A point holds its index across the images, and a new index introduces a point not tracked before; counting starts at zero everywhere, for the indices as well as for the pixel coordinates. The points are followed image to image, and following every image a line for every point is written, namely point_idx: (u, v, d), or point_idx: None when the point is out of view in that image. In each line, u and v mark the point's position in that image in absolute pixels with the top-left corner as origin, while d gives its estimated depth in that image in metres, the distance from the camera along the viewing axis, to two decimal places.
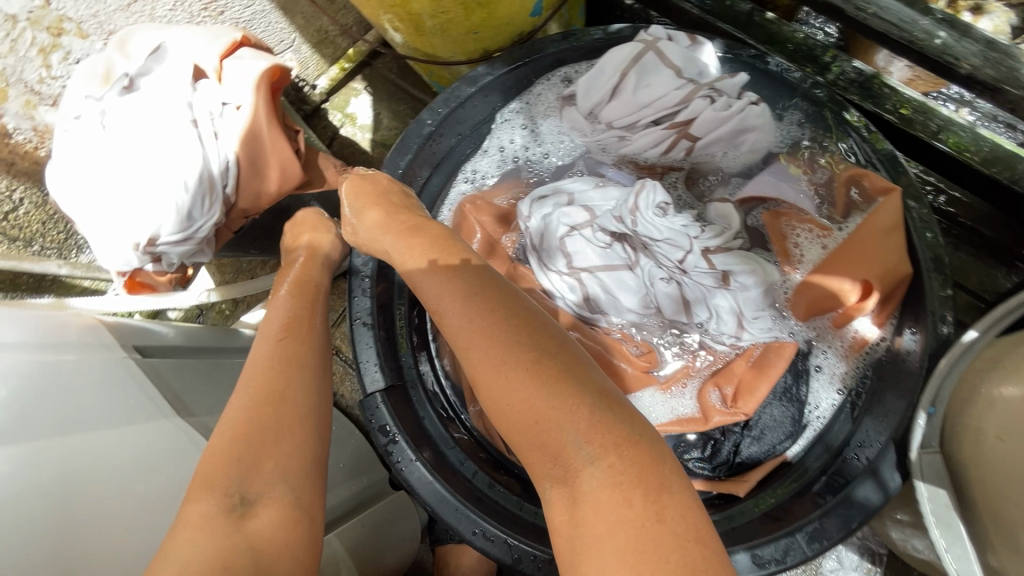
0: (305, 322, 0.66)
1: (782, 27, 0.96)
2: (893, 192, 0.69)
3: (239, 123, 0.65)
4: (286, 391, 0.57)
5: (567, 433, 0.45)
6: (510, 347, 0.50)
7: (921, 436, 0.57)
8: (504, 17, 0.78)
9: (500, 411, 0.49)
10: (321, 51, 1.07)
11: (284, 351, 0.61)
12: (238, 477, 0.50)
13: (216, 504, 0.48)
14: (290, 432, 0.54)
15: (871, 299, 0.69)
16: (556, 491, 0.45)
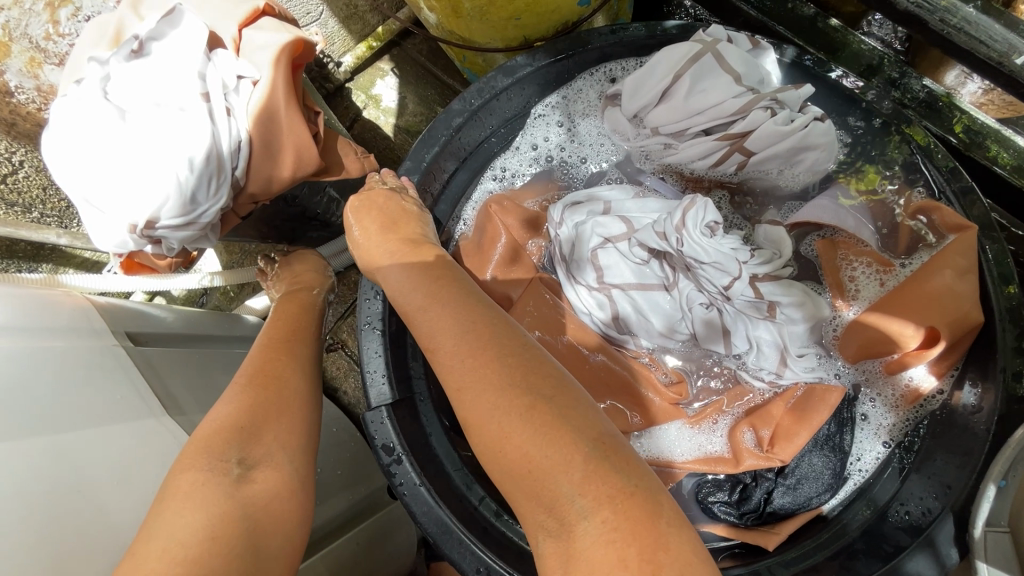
0: (302, 339, 0.67)
1: (847, 36, 0.88)
2: (968, 230, 0.62)
3: (254, 100, 0.59)
4: (282, 399, 0.54)
5: (560, 482, 0.39)
6: (501, 386, 0.45)
7: (987, 513, 0.51)
8: (550, 3, 0.71)
9: (489, 459, 0.44)
10: (349, 27, 1.00)
11: (285, 356, 0.61)
12: (235, 447, 0.47)
13: (210, 469, 0.44)
14: (290, 413, 0.53)
15: (935, 348, 0.61)
16: (549, 545, 0.39)
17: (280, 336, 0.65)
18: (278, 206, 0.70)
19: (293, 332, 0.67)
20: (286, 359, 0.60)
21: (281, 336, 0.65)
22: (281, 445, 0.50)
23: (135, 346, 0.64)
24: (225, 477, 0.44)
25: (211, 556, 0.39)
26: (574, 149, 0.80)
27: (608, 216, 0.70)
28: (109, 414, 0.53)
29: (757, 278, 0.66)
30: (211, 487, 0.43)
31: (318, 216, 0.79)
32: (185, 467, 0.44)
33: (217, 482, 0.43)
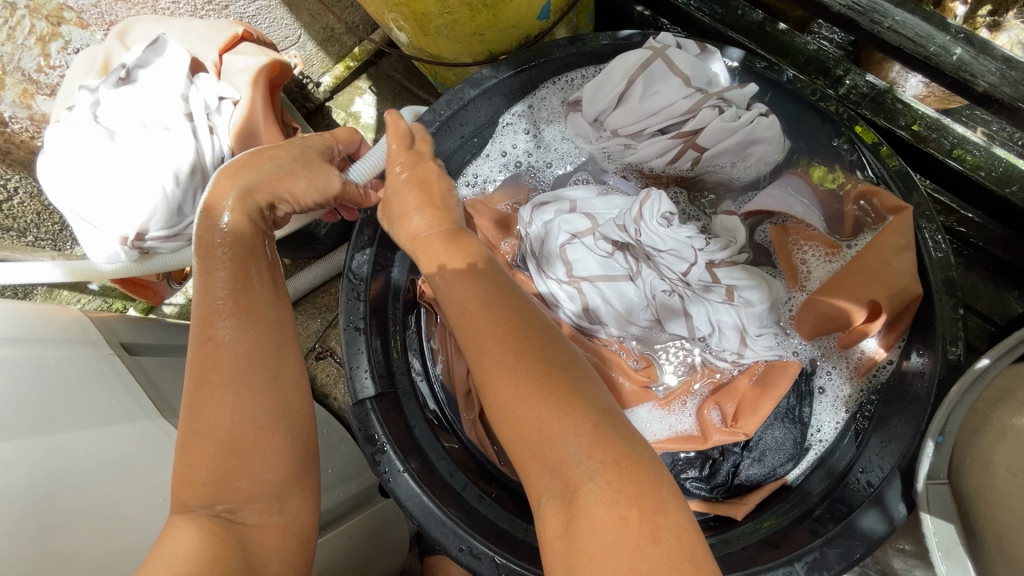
0: (246, 315, 0.44)
1: (793, 38, 0.95)
2: (905, 211, 0.67)
3: (234, 118, 0.64)
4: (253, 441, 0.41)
5: (570, 444, 0.41)
6: (519, 354, 0.46)
7: (928, 467, 0.56)
8: (510, 18, 0.76)
9: (501, 420, 0.45)
10: (327, 49, 1.06)
11: (217, 374, 0.41)
12: (217, 486, 0.40)
13: (196, 509, 0.39)
14: (264, 442, 0.42)
15: (878, 321, 0.66)
16: (551, 506, 0.40)
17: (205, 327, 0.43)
18: None
19: (240, 307, 0.44)
20: (218, 378, 0.42)
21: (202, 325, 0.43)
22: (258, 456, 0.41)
23: (130, 355, 0.68)
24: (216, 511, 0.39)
25: None
26: (541, 154, 0.85)
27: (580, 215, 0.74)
28: (107, 416, 0.56)
29: (711, 261, 0.71)
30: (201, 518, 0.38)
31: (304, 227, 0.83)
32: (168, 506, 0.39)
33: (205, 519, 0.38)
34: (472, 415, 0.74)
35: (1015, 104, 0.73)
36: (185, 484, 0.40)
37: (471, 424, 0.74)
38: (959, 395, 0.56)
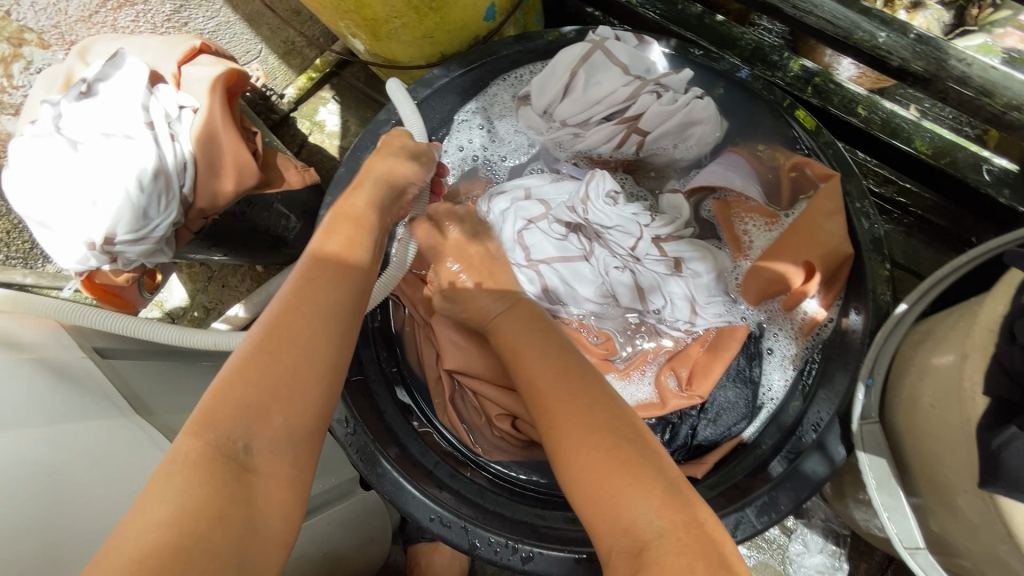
0: (328, 319, 0.48)
1: (731, 29, 1.01)
2: (834, 177, 0.72)
3: (195, 125, 0.68)
4: (289, 370, 0.44)
5: (637, 500, 0.42)
6: (589, 419, 0.48)
7: (861, 408, 0.60)
8: (457, 21, 0.81)
9: (568, 479, 0.46)
10: (289, 62, 1.09)
11: (302, 320, 0.47)
12: (248, 423, 0.41)
13: (217, 446, 0.40)
14: (307, 384, 0.44)
15: (814, 280, 0.71)
16: (620, 559, 0.41)
17: (295, 312, 0.47)
18: (227, 221, 0.75)
19: (329, 309, 0.49)
20: (291, 357, 0.45)
21: (290, 313, 0.47)
22: (283, 429, 0.42)
23: (103, 358, 0.70)
24: (231, 458, 0.40)
25: (207, 531, 0.35)
26: (496, 148, 0.89)
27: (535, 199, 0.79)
28: (80, 410, 0.58)
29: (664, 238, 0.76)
30: (215, 463, 0.39)
31: (272, 231, 0.85)
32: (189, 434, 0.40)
33: (221, 464, 0.39)
34: (442, 397, 0.76)
35: (929, 77, 0.80)
36: (223, 403, 0.42)
37: (441, 407, 0.76)
38: (881, 337, 0.60)
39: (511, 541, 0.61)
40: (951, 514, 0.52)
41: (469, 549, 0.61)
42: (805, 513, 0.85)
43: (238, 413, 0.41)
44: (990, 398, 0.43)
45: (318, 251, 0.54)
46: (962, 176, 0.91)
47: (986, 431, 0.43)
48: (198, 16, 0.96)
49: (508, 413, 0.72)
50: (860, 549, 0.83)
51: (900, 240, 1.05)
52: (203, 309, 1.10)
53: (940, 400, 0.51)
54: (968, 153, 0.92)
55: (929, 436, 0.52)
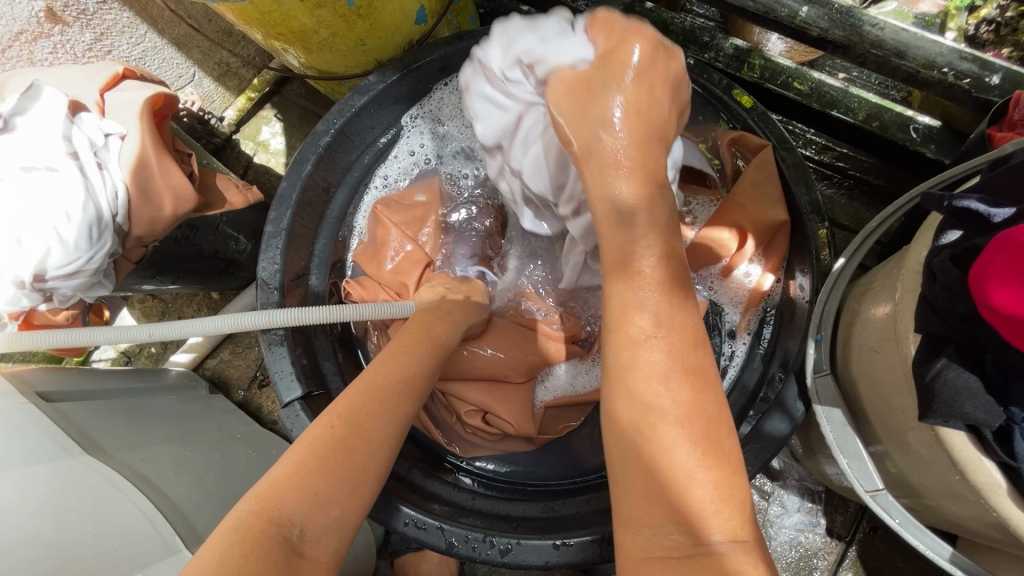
0: (396, 429, 0.52)
1: (661, 14, 1.02)
2: (766, 148, 0.74)
3: (126, 153, 0.66)
4: (354, 457, 0.47)
5: (682, 464, 0.38)
6: (699, 403, 0.40)
7: (813, 362, 0.62)
8: (386, 26, 0.80)
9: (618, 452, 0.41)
10: (225, 83, 1.08)
11: (379, 410, 0.51)
12: (307, 508, 0.43)
13: (272, 528, 0.41)
14: (363, 469, 0.47)
15: (747, 244, 0.74)
16: (666, 545, 0.37)
17: (373, 411, 0.50)
18: (171, 246, 0.74)
19: (400, 422, 0.52)
20: (359, 459, 0.47)
21: (367, 408, 0.51)
22: (332, 522, 0.44)
23: (48, 403, 0.67)
24: (285, 539, 0.41)
25: None
26: (447, 151, 0.90)
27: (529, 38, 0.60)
28: (28, 456, 0.55)
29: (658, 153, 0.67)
30: (266, 537, 0.40)
31: (222, 254, 0.84)
32: (252, 514, 0.41)
33: (277, 547, 0.40)
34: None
35: (847, 44, 0.84)
36: (289, 485, 0.43)
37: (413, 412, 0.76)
38: (824, 294, 0.62)
39: (488, 535, 0.60)
40: (905, 453, 0.54)
41: (447, 547, 0.60)
42: (780, 475, 0.87)
43: (305, 498, 0.43)
44: (922, 334, 0.46)
45: (395, 353, 0.59)
46: (889, 136, 0.95)
47: (922, 366, 0.45)
48: (124, 42, 0.91)
49: (478, 408, 0.72)
50: (835, 503, 0.86)
51: (842, 204, 1.08)
52: (160, 344, 1.07)
53: (882, 344, 0.53)
54: (893, 115, 0.95)
55: (879, 380, 0.54)
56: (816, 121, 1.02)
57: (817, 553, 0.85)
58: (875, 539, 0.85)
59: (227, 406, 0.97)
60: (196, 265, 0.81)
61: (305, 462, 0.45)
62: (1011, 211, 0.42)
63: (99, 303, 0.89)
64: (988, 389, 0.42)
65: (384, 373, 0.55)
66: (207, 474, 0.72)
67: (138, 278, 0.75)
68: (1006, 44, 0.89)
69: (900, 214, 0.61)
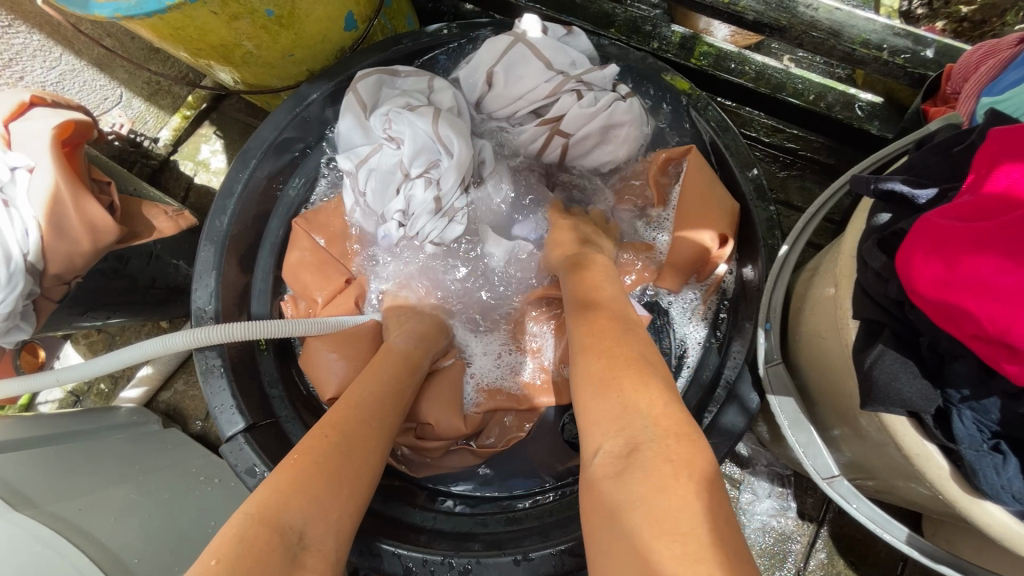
0: (381, 445, 0.52)
1: (602, 6, 1.00)
2: (691, 150, 0.77)
3: (34, 187, 0.62)
4: (349, 465, 0.47)
5: (605, 387, 0.45)
6: (618, 349, 0.48)
7: (764, 351, 0.62)
8: (314, 35, 0.77)
9: (592, 387, 0.46)
10: (157, 103, 1.03)
11: (370, 424, 0.52)
12: (308, 517, 0.42)
13: (277, 537, 0.39)
14: (357, 480, 0.47)
15: (727, 246, 0.73)
16: (606, 457, 0.41)
17: (365, 429, 0.51)
18: (98, 280, 0.69)
19: (383, 436, 0.53)
20: (353, 469, 0.47)
21: (356, 422, 0.51)
22: (332, 528, 0.43)
23: None
24: (287, 547, 0.39)
25: None
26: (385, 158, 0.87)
27: (403, 111, 0.73)
28: None
29: (457, 154, 0.73)
30: (267, 545, 0.39)
31: (161, 282, 0.79)
32: (254, 525, 0.40)
33: (279, 556, 0.38)
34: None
35: (782, 25, 0.83)
36: (289, 495, 0.42)
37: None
38: (770, 282, 0.62)
39: (447, 557, 0.58)
40: (858, 438, 0.54)
41: (405, 573, 0.58)
42: (749, 462, 0.87)
43: (307, 505, 0.42)
44: (860, 321, 0.45)
45: (378, 368, 0.60)
46: (834, 116, 0.95)
47: (859, 352, 0.44)
48: (37, 66, 0.85)
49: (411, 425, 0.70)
50: (804, 485, 0.86)
51: (796, 184, 1.06)
52: (110, 380, 1.02)
53: (828, 330, 0.53)
54: (837, 94, 0.96)
55: (829, 368, 0.54)
56: (762, 106, 1.02)
57: (790, 536, 0.85)
58: (846, 518, 0.85)
59: (183, 439, 0.93)
60: (132, 296, 0.77)
61: (298, 472, 0.44)
62: (933, 191, 0.42)
63: (33, 345, 0.90)
64: (923, 372, 0.41)
65: (365, 390, 0.56)
66: (156, 518, 0.69)
67: (66, 315, 0.70)
68: (939, 18, 0.89)
69: (833, 200, 0.61)
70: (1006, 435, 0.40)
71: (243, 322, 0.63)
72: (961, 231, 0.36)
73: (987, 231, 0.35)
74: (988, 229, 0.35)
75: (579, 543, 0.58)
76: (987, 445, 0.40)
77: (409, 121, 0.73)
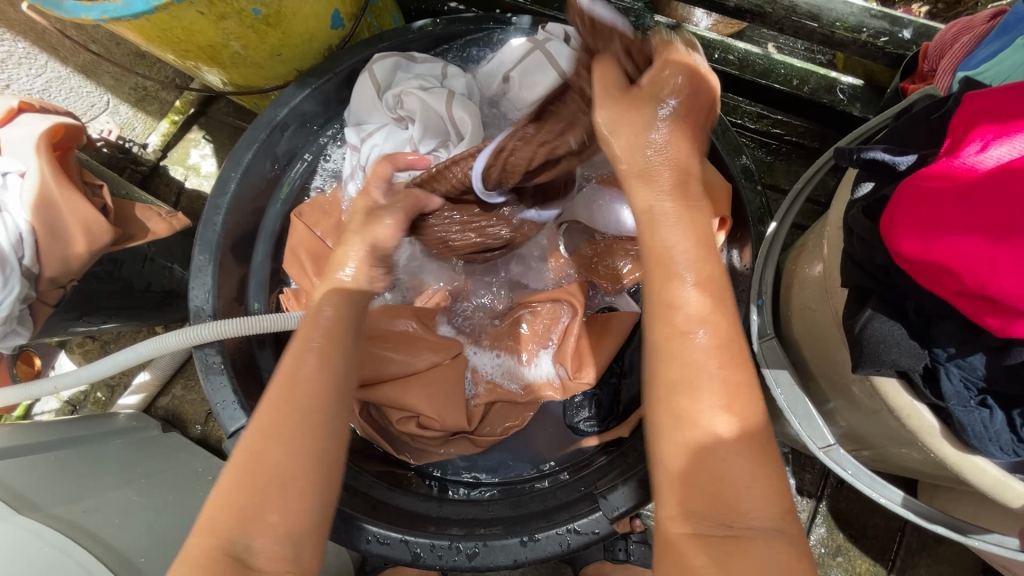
0: (321, 420, 0.46)
1: None
2: None
3: (25, 191, 0.61)
4: (275, 464, 0.43)
5: (694, 414, 0.40)
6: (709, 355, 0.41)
7: (758, 327, 0.63)
8: (302, 34, 0.78)
9: (676, 413, 0.41)
10: (145, 108, 1.03)
11: (297, 403, 0.46)
12: (240, 526, 0.41)
13: (214, 550, 0.40)
14: (292, 471, 0.43)
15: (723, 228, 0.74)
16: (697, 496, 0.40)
17: (286, 417, 0.45)
18: (93, 283, 0.69)
19: (320, 410, 0.46)
20: (282, 463, 0.43)
21: (276, 413, 0.45)
22: (287, 536, 0.42)
23: None
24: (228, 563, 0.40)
25: None
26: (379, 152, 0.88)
27: (416, 91, 0.76)
28: None
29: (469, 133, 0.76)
30: (214, 566, 0.39)
31: (156, 285, 0.79)
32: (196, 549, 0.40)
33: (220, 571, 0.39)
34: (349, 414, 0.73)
35: (762, 11, 0.85)
36: (215, 516, 0.41)
37: (355, 424, 0.73)
38: (760, 263, 0.64)
39: (454, 541, 0.59)
40: (852, 406, 0.55)
41: (413, 559, 0.59)
42: None
43: (235, 518, 0.41)
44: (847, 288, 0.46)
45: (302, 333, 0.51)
46: (818, 100, 0.97)
47: (850, 318, 0.45)
48: (22, 74, 0.84)
49: (410, 413, 0.70)
50: (802, 461, 0.87)
51: (783, 168, 1.07)
52: (107, 388, 1.02)
53: (817, 302, 0.54)
54: (819, 78, 0.97)
55: (820, 340, 0.55)
56: (748, 92, 1.04)
57: None
58: (842, 492, 0.87)
59: (183, 443, 0.93)
60: (128, 299, 0.77)
61: (230, 485, 0.43)
62: (912, 157, 0.43)
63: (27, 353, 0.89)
64: (911, 333, 0.43)
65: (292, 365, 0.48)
66: (159, 519, 0.69)
67: (62, 319, 0.70)
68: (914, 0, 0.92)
69: (818, 178, 0.63)
70: (991, 390, 0.41)
71: (234, 320, 0.64)
72: (941, 198, 0.38)
73: (960, 192, 0.37)
74: (963, 190, 0.37)
75: (584, 522, 0.59)
76: (974, 401, 0.41)
77: (423, 104, 0.76)
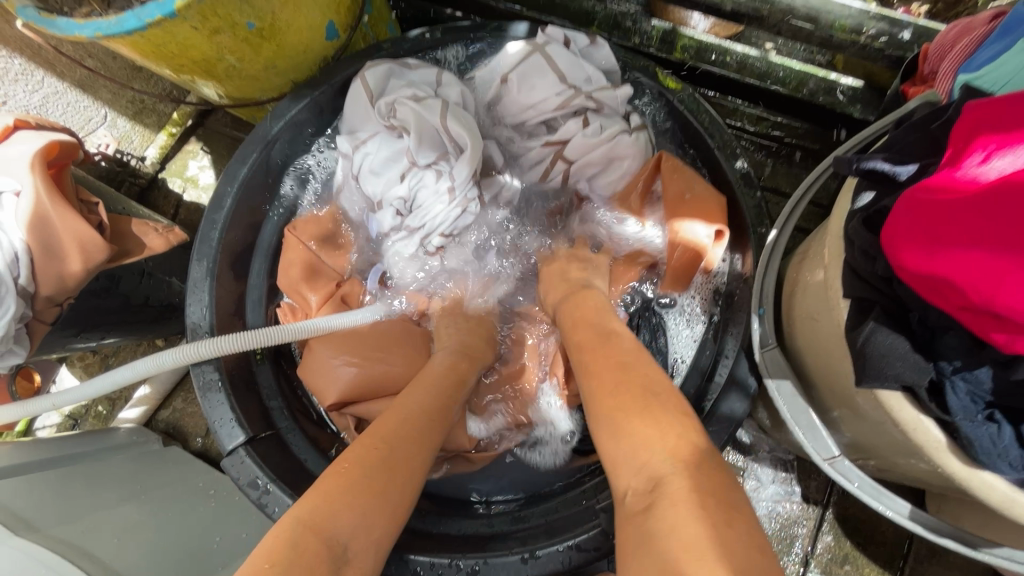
0: (429, 449, 0.54)
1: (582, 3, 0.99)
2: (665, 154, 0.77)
3: (20, 209, 0.62)
4: (398, 472, 0.49)
5: (618, 422, 0.48)
6: (629, 380, 0.51)
7: (759, 337, 0.62)
8: (296, 45, 0.77)
9: (606, 423, 0.49)
10: (142, 121, 1.03)
11: (417, 430, 0.54)
12: (358, 522, 0.44)
13: (326, 540, 0.41)
14: (406, 485, 0.49)
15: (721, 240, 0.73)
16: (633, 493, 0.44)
17: (415, 438, 0.53)
18: (90, 300, 0.69)
19: (431, 441, 0.55)
20: (401, 475, 0.49)
21: (406, 435, 0.52)
22: (374, 543, 0.44)
23: None
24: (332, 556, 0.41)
25: None
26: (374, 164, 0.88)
27: (409, 101, 0.75)
28: None
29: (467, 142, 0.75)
30: (315, 553, 0.40)
31: (155, 299, 0.79)
32: (302, 533, 0.41)
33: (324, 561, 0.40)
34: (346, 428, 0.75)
35: None
36: (336, 503, 0.44)
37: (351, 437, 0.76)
38: (761, 270, 0.63)
39: (454, 559, 0.58)
40: (856, 418, 0.54)
41: None
42: (751, 449, 0.87)
43: (356, 511, 0.44)
44: (850, 300, 0.45)
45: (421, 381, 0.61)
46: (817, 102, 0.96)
47: (852, 331, 0.44)
48: (19, 90, 0.84)
49: None
50: (807, 468, 0.86)
51: (783, 171, 1.07)
52: (108, 401, 1.02)
53: (819, 312, 0.53)
54: (818, 80, 0.96)
55: (822, 350, 0.54)
56: (747, 95, 1.03)
57: (796, 521, 0.85)
58: (848, 499, 0.86)
59: (185, 457, 0.93)
60: (126, 315, 0.76)
61: (358, 479, 0.46)
62: (913, 168, 0.43)
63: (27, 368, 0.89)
64: (915, 346, 0.42)
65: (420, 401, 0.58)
66: (160, 537, 0.68)
67: (61, 336, 0.70)
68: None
69: (816, 185, 0.62)
70: (998, 404, 0.40)
71: (231, 335, 0.63)
72: (949, 209, 0.36)
73: (968, 205, 0.36)
74: (972, 203, 0.36)
75: (586, 538, 0.58)
76: (981, 415, 0.40)
77: (422, 114, 0.75)
